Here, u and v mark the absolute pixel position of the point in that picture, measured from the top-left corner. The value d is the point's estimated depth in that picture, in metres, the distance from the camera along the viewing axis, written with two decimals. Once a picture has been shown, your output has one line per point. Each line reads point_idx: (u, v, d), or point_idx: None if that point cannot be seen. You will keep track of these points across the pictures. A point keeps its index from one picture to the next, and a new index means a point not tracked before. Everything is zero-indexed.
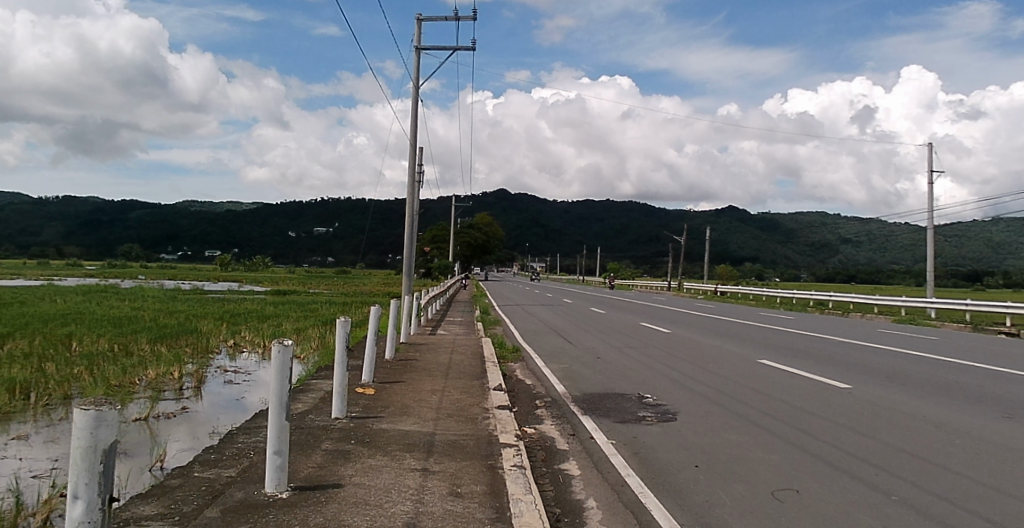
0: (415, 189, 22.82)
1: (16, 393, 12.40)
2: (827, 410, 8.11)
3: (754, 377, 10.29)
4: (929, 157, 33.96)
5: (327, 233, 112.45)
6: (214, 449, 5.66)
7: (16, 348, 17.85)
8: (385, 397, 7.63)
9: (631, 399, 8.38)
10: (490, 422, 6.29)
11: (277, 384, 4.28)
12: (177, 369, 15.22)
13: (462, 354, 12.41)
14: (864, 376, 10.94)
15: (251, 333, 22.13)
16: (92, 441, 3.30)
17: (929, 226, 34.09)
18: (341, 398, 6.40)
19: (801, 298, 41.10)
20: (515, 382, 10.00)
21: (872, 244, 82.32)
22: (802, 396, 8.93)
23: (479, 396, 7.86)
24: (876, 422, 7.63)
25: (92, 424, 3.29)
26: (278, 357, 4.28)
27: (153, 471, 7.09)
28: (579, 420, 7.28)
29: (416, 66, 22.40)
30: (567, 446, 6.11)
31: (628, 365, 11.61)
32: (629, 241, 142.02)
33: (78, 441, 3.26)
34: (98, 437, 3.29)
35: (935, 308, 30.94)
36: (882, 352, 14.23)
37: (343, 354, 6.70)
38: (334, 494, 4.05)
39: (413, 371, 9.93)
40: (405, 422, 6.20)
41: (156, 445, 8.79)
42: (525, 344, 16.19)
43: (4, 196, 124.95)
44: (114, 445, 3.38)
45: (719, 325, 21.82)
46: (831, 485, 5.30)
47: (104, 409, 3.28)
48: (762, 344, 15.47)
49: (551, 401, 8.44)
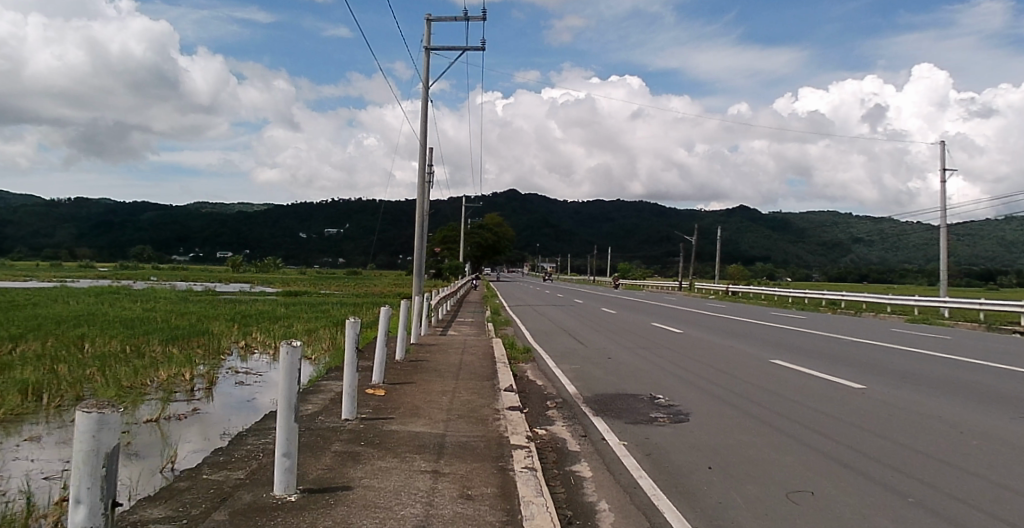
0: (425, 190, 22.83)
1: (29, 395, 12.51)
2: (841, 410, 8.01)
3: (766, 377, 10.21)
4: (942, 155, 33.66)
5: (338, 234, 113.08)
6: (223, 451, 5.63)
7: (29, 350, 17.96)
8: (396, 398, 7.58)
9: (641, 400, 8.31)
10: (501, 423, 6.24)
11: (287, 387, 4.23)
12: (189, 370, 15.26)
13: (472, 355, 12.36)
14: (878, 375, 10.83)
15: (262, 333, 22.19)
16: (95, 445, 3.27)
17: (942, 224, 33.76)
18: (351, 400, 6.37)
19: (813, 298, 40.85)
20: (526, 382, 9.94)
21: (884, 243, 81.61)
22: (815, 395, 8.85)
23: (490, 396, 7.81)
24: (889, 421, 7.56)
25: (95, 426, 3.27)
26: (287, 359, 4.24)
27: (166, 472, 7.15)
28: (591, 421, 7.23)
29: (425, 66, 22.40)
30: (578, 448, 6.04)
31: (639, 365, 11.54)
32: (640, 241, 141.59)
33: (81, 444, 3.24)
34: (101, 441, 3.28)
35: (948, 307, 30.66)
36: (895, 352, 14.10)
37: (353, 355, 6.65)
38: (343, 496, 4.01)
39: (423, 372, 9.86)
40: (415, 423, 6.15)
41: (168, 446, 8.84)
42: (535, 345, 16.10)
43: (18, 198, 126.03)
44: (116, 449, 3.34)
45: (730, 325, 21.69)
46: (847, 487, 5.21)
47: (106, 412, 3.25)
48: (774, 344, 15.37)
49: (562, 402, 8.37)
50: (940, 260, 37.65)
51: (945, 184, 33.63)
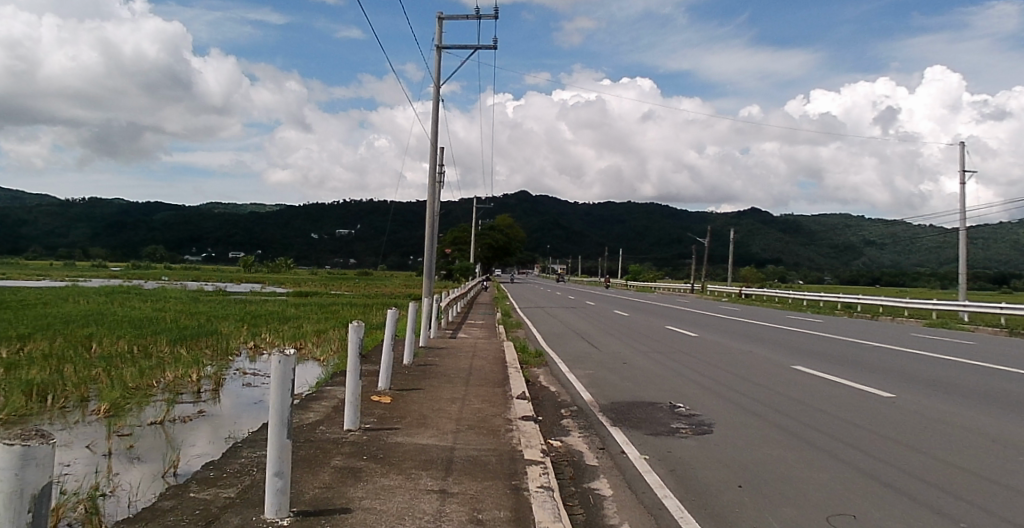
0: (435, 189, 22.44)
1: (34, 394, 12.34)
2: (871, 421, 7.58)
3: (790, 385, 9.81)
4: (962, 156, 32.97)
5: (349, 235, 113.55)
6: (216, 465, 5.26)
7: (37, 348, 17.88)
8: (401, 406, 7.22)
9: (662, 409, 7.89)
10: (514, 436, 5.82)
11: (277, 400, 3.86)
12: (195, 371, 14.95)
13: (483, 359, 11.97)
14: (907, 383, 10.40)
15: (271, 334, 21.93)
16: (20, 483, 3.09)
17: (962, 227, 33.07)
18: (353, 409, 6.00)
19: (827, 301, 40.17)
20: (540, 389, 9.55)
21: (897, 247, 80.79)
22: (845, 405, 8.42)
23: (502, 405, 7.42)
24: (926, 434, 7.15)
25: (19, 462, 3.07)
26: (277, 370, 3.89)
27: (169, 479, 7.00)
28: (609, 431, 6.81)
29: (436, 66, 22.09)
30: (596, 462, 5.64)
31: (656, 371, 11.08)
32: (651, 243, 141.14)
33: (5, 482, 3.06)
34: (26, 479, 3.08)
35: (968, 311, 29.87)
36: (921, 358, 13.59)
37: (355, 360, 6.25)
38: (338, 522, 3.64)
39: (431, 378, 9.47)
40: (421, 435, 5.76)
41: (170, 449, 8.75)
42: (547, 348, 15.74)
43: (35, 199, 128.21)
44: (46, 488, 3.18)
45: (748, 329, 21.15)
46: (887, 509, 4.80)
47: (31, 445, 3.06)
48: (794, 348, 14.94)
49: (577, 411, 7.96)
50: (959, 262, 36.89)
51: (965, 186, 32.96)
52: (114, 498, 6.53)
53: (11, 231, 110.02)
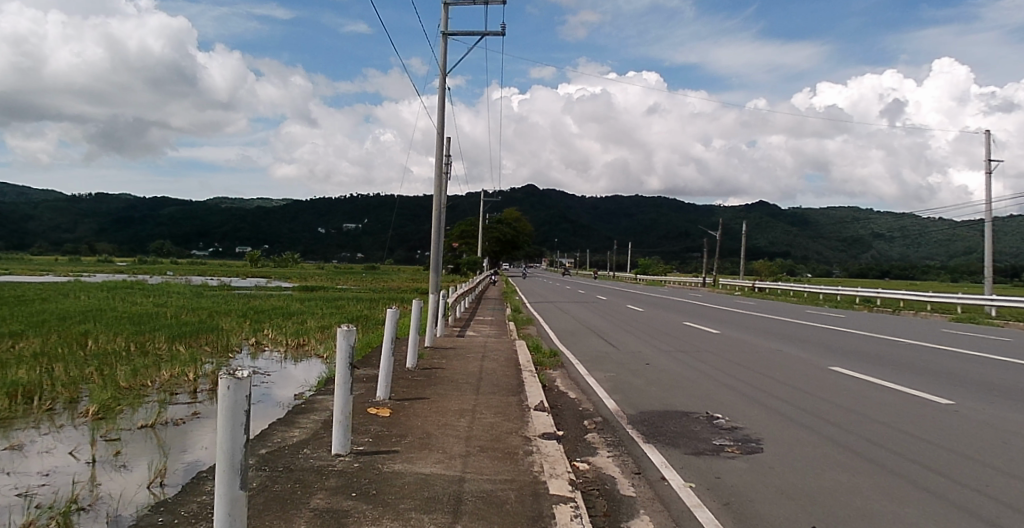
0: (442, 181, 21.59)
1: (17, 396, 11.43)
2: (937, 434, 6.67)
3: (832, 389, 8.89)
4: (987, 143, 31.62)
5: (356, 229, 112.92)
6: (172, 505, 4.39)
7: (29, 346, 17.14)
8: (400, 421, 6.32)
9: (699, 420, 6.99)
10: (534, 461, 4.91)
11: (228, 438, 3.22)
12: (192, 370, 14.09)
13: (492, 360, 11.07)
14: (964, 387, 9.45)
15: (273, 329, 21.09)
16: None
17: (986, 219, 31.66)
18: (343, 429, 5.12)
19: (845, 295, 39.10)
20: (558, 395, 8.67)
21: (906, 239, 79.68)
22: (900, 415, 7.44)
23: (518, 419, 6.50)
24: (1001, 449, 6.21)
25: None
26: (229, 397, 3.23)
27: (158, 492, 6.09)
28: (643, 450, 5.89)
29: (443, 53, 21.13)
30: (633, 492, 4.73)
31: (681, 374, 10.22)
32: (658, 237, 140.12)
33: None
34: None
35: (995, 305, 28.48)
36: (965, 358, 12.57)
37: (343, 371, 5.35)
38: None
39: (437, 384, 8.56)
40: (424, 461, 4.85)
41: (159, 455, 7.92)
42: (562, 347, 14.77)
43: (43, 196, 129.03)
44: None
45: (769, 325, 20.22)
46: None
47: None
48: (829, 347, 13.86)
49: (602, 424, 7.04)
50: (980, 255, 35.45)
51: (989, 176, 31.68)
52: (92, 512, 5.69)
53: (19, 225, 111.06)
